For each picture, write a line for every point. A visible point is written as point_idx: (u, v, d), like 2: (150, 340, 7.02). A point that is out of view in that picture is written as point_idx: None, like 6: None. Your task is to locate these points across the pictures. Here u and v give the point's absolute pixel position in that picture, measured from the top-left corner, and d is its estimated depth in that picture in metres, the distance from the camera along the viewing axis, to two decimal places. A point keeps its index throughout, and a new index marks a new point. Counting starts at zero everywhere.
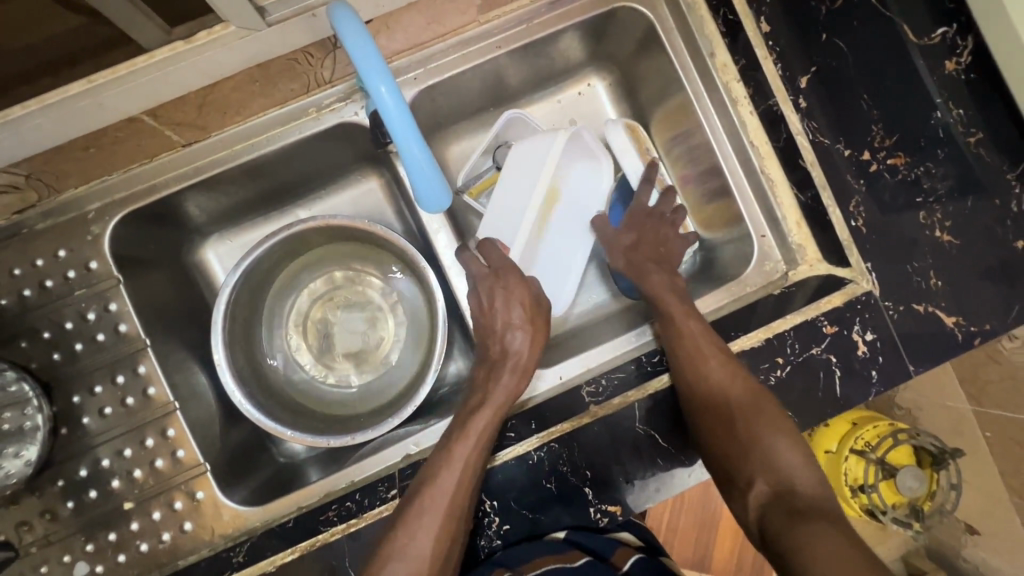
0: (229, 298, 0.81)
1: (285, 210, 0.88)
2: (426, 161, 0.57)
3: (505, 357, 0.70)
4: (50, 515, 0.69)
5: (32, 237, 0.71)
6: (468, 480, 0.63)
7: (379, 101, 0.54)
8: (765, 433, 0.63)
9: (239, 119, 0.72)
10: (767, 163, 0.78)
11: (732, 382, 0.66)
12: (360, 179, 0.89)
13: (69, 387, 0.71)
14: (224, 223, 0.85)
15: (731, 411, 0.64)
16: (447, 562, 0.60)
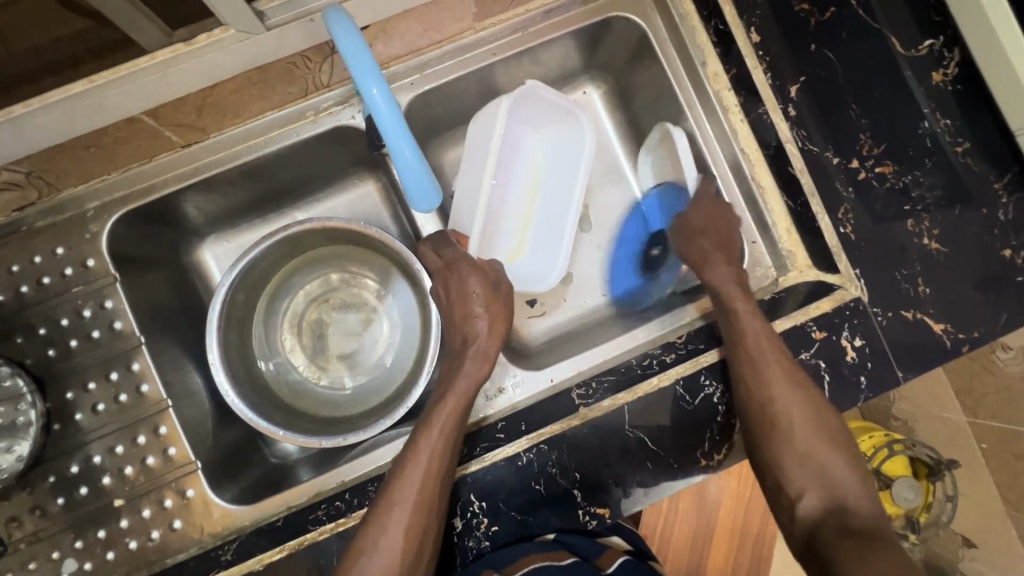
0: (224, 298, 0.82)
1: (282, 212, 0.89)
2: (416, 162, 0.58)
3: (472, 348, 0.70)
4: (40, 511, 0.69)
5: (30, 234, 0.72)
6: (438, 471, 0.63)
7: (371, 103, 0.55)
8: (819, 446, 0.64)
9: (238, 121, 0.73)
10: (758, 170, 0.79)
11: (791, 391, 0.65)
12: (357, 182, 0.90)
13: (63, 383, 0.72)
14: (222, 224, 0.86)
15: (788, 423, 0.64)
16: (420, 553, 0.61)
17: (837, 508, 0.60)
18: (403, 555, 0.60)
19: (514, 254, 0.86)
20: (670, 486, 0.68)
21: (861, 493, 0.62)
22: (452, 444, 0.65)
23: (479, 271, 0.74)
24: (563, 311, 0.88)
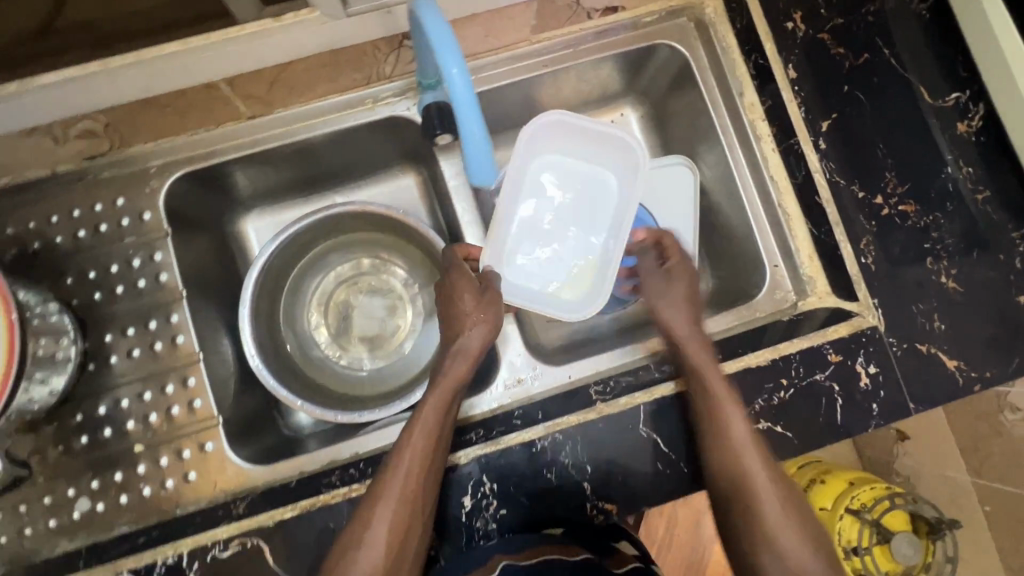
0: (263, 266, 0.86)
1: (326, 194, 0.94)
2: (482, 142, 0.61)
3: (456, 351, 0.70)
4: (64, 447, 0.71)
5: (92, 184, 0.76)
6: (424, 468, 0.64)
7: (450, 83, 0.58)
8: (794, 526, 0.61)
9: (301, 100, 0.78)
10: (785, 198, 0.82)
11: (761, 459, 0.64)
12: (399, 174, 0.95)
13: (104, 327, 0.75)
14: (266, 199, 0.90)
15: (758, 497, 0.62)
16: (405, 548, 0.61)
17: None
18: (386, 548, 0.61)
19: (562, 294, 0.79)
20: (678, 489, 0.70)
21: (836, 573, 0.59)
22: (437, 441, 0.66)
23: (471, 283, 0.73)
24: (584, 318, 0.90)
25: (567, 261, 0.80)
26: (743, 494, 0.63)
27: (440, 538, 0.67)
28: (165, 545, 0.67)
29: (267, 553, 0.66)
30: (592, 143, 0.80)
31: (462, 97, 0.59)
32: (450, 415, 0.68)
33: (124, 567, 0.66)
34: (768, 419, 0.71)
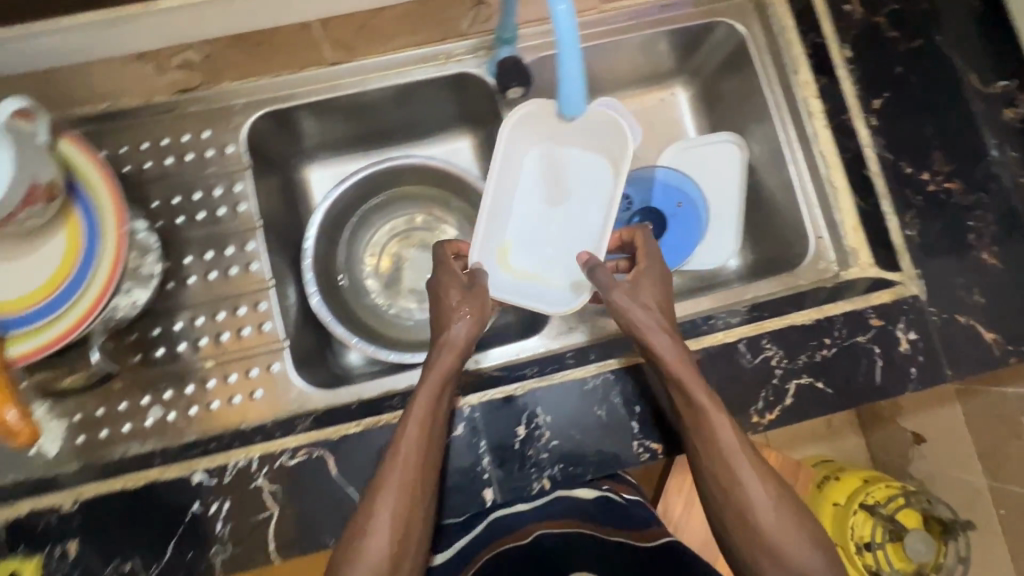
0: (325, 209, 0.92)
1: (387, 149, 0.98)
2: (580, 84, 0.56)
3: (447, 341, 0.69)
4: (142, 357, 0.76)
5: (180, 115, 0.81)
6: (421, 458, 0.63)
7: (555, 19, 0.51)
8: (792, 533, 0.61)
9: (381, 51, 0.83)
10: (833, 171, 0.85)
11: (752, 464, 0.64)
12: (458, 135, 0.99)
13: (183, 249, 0.79)
14: (332, 149, 0.95)
15: (753, 504, 0.62)
16: (410, 534, 0.60)
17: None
18: (390, 541, 0.59)
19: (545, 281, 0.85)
20: None
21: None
22: (431, 432, 0.65)
23: (457, 279, 0.74)
24: None
25: (558, 251, 0.86)
26: (737, 503, 0.63)
27: (493, 463, 0.70)
28: (236, 450, 0.69)
29: (331, 463, 0.68)
30: (574, 139, 0.84)
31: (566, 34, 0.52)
32: (443, 404, 0.66)
33: (198, 466, 0.67)
34: (811, 374, 0.74)
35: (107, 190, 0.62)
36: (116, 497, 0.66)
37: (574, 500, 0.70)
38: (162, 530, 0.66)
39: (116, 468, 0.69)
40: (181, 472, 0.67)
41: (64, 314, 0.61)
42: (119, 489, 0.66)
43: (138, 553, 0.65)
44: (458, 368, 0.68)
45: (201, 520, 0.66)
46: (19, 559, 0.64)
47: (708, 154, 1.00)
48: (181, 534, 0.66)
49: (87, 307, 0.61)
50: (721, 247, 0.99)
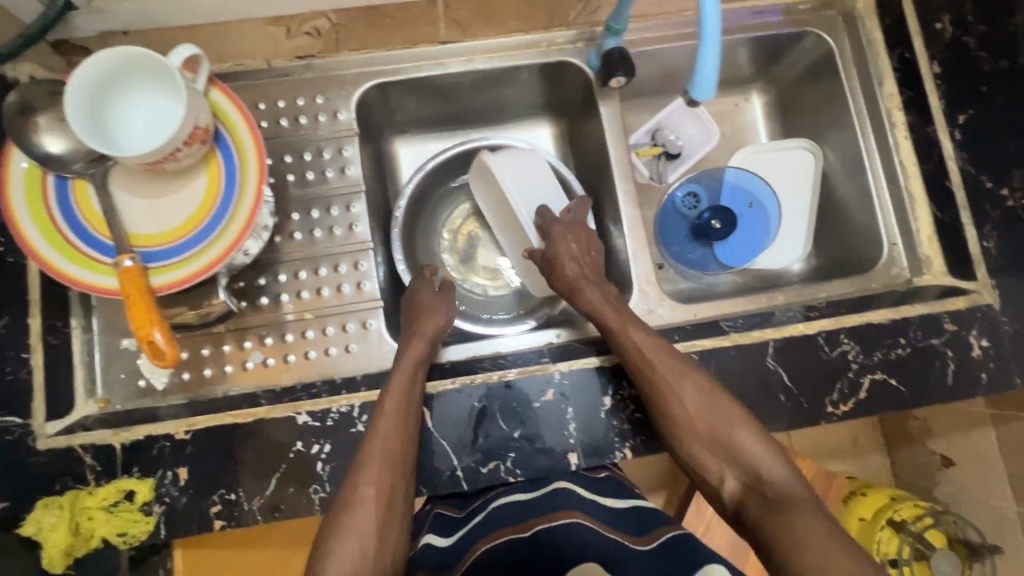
0: (416, 181, 0.96)
1: (473, 130, 1.02)
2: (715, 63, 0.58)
3: (415, 332, 0.74)
4: (248, 304, 0.80)
5: (297, 80, 0.84)
6: (399, 433, 0.66)
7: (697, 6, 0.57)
8: (724, 428, 0.67)
9: (490, 34, 0.87)
10: (912, 182, 0.88)
11: (677, 380, 0.70)
12: (540, 122, 1.03)
13: (290, 205, 0.83)
14: (422, 126, 0.99)
15: (686, 414, 0.69)
16: (395, 503, 0.63)
17: (756, 483, 0.64)
18: (377, 508, 0.62)
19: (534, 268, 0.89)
20: (797, 420, 0.76)
21: (781, 465, 0.64)
22: (406, 409, 0.68)
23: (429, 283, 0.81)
24: (706, 279, 1.03)
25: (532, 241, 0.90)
26: (674, 418, 0.69)
27: (578, 430, 0.73)
28: (338, 396, 0.72)
29: (427, 416, 0.72)
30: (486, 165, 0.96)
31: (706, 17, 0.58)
32: (416, 385, 0.70)
33: (304, 408, 0.71)
34: (884, 370, 0.77)
35: (251, 154, 0.66)
36: (226, 430, 0.70)
37: (574, 493, 0.71)
38: (266, 464, 0.69)
39: (223, 405, 0.73)
40: (287, 412, 0.70)
41: (189, 261, 0.64)
42: (229, 423, 0.70)
43: (243, 484, 0.68)
44: (430, 353, 0.73)
45: (304, 458, 0.70)
46: (134, 481, 0.67)
47: (782, 159, 1.03)
48: (284, 469, 0.69)
49: (212, 259, 0.65)
50: (785, 251, 1.02)
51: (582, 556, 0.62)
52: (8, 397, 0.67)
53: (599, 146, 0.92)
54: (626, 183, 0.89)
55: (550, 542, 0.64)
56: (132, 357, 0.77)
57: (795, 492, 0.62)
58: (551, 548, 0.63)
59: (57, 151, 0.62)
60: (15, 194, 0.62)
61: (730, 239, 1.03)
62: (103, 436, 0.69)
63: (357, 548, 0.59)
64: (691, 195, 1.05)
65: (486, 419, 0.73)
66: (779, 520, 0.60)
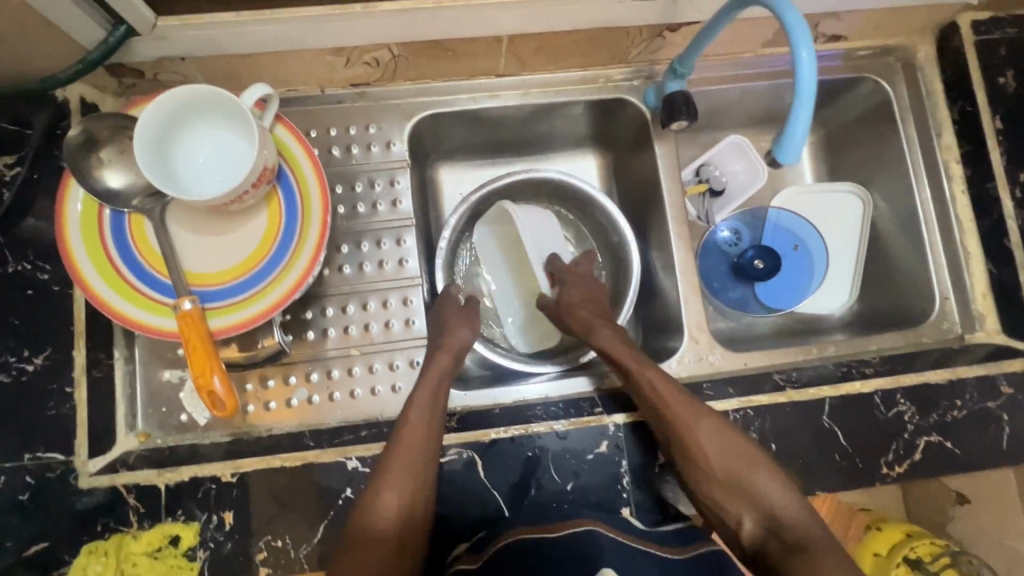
0: (462, 212, 0.90)
1: (515, 160, 0.99)
2: (805, 136, 0.57)
3: (443, 344, 0.75)
4: (296, 340, 0.78)
5: (349, 108, 0.83)
6: (425, 446, 0.66)
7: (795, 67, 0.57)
8: (743, 471, 0.66)
9: (546, 70, 0.85)
10: (967, 237, 0.87)
11: (693, 421, 0.69)
12: (583, 153, 0.99)
13: (340, 238, 0.81)
14: (465, 154, 0.95)
15: (702, 456, 0.67)
16: (416, 520, 0.63)
17: (775, 524, 0.63)
18: (395, 525, 0.62)
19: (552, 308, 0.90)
20: (851, 480, 0.75)
21: (799, 507, 0.64)
22: (431, 418, 0.68)
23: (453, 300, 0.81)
24: (753, 319, 1.00)
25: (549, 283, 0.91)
26: (691, 458, 0.68)
27: (633, 484, 0.72)
28: None
29: (479, 464, 0.71)
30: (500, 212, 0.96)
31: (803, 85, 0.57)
32: (440, 398, 0.70)
33: (353, 453, 0.69)
34: (940, 433, 0.76)
35: (317, 198, 0.65)
36: (273, 474, 0.68)
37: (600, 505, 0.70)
38: (314, 511, 0.67)
39: (269, 446, 0.71)
40: (337, 457, 0.69)
41: (243, 305, 0.63)
42: (276, 467, 0.68)
43: (290, 531, 0.67)
44: (454, 369, 0.74)
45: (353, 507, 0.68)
46: (179, 525, 0.66)
47: (831, 202, 1.01)
48: (332, 517, 0.67)
49: (267, 305, 0.64)
50: (830, 296, 1.00)
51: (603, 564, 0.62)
52: (52, 432, 0.66)
53: (649, 185, 0.90)
54: (679, 227, 0.87)
55: (571, 549, 0.63)
56: (176, 390, 0.76)
57: (811, 531, 0.61)
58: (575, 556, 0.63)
59: (118, 185, 0.61)
60: (71, 227, 0.61)
61: (776, 280, 1.01)
62: (148, 476, 0.67)
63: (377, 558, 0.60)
64: (734, 233, 1.03)
65: (539, 469, 0.71)
66: (797, 561, 0.59)
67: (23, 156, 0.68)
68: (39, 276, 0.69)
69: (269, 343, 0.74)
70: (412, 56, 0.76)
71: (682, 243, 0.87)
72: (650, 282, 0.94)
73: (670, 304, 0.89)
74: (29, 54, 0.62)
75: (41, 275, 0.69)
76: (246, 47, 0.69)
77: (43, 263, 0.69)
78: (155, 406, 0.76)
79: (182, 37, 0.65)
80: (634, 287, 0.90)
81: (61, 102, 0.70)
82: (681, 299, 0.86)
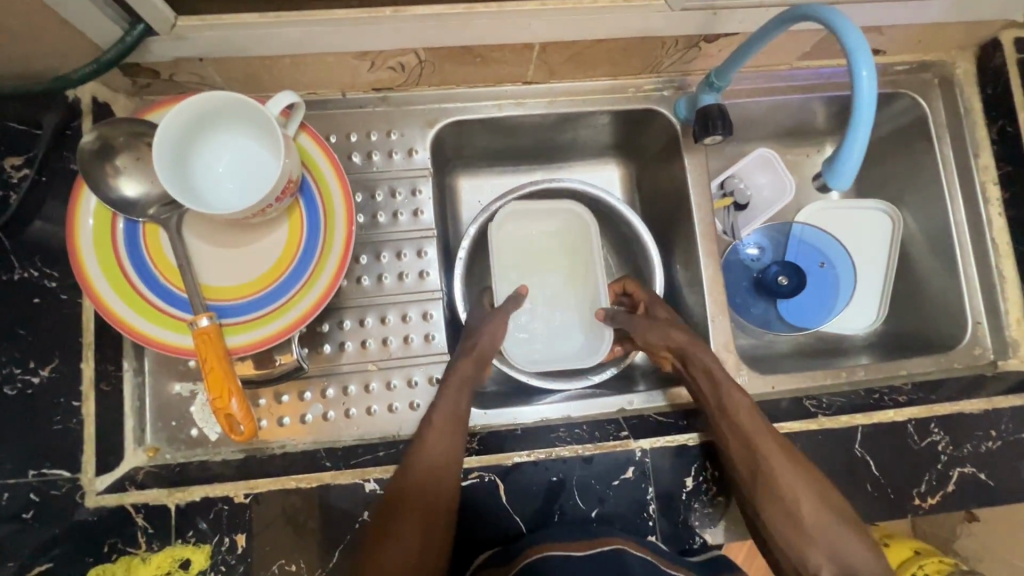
0: (482, 222, 0.87)
1: (536, 168, 0.96)
2: (858, 159, 0.56)
3: (467, 347, 0.75)
4: (313, 353, 0.76)
5: (371, 112, 0.80)
6: (446, 449, 0.66)
7: (854, 83, 0.55)
8: (837, 528, 0.64)
9: (575, 78, 0.82)
10: (1003, 261, 0.85)
11: (792, 468, 0.66)
12: (607, 163, 0.96)
13: (360, 248, 0.79)
14: (486, 162, 0.92)
15: (795, 506, 0.64)
16: (434, 526, 0.63)
17: None
18: (418, 530, 0.62)
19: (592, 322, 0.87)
20: (883, 511, 0.72)
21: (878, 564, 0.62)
22: (455, 421, 0.69)
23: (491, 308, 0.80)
24: (782, 337, 0.97)
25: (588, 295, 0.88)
26: (783, 506, 0.65)
27: (659, 511, 0.69)
28: None
29: (501, 489, 0.69)
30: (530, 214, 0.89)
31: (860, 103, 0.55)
32: (463, 401, 0.70)
33: (372, 475, 0.66)
34: (974, 464, 0.74)
35: (340, 210, 0.63)
36: (288, 495, 0.65)
37: (626, 522, 0.69)
38: (330, 535, 0.65)
39: (283, 465, 0.68)
40: (354, 479, 0.66)
41: (257, 324, 0.61)
42: (292, 488, 0.65)
43: (304, 556, 0.64)
44: (479, 371, 0.74)
45: None
46: (189, 548, 0.63)
47: (859, 219, 0.99)
48: (348, 541, 0.65)
49: (283, 325, 0.61)
50: (857, 316, 0.97)
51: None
52: (58, 448, 0.63)
53: (677, 199, 0.87)
54: (707, 243, 0.84)
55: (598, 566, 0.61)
56: (185, 404, 0.74)
57: None
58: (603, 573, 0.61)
59: (133, 194, 0.59)
60: (83, 236, 0.59)
61: (802, 297, 0.98)
62: (157, 496, 0.65)
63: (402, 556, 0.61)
64: (758, 249, 1.00)
65: (563, 495, 0.69)
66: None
67: (32, 157, 0.65)
68: (47, 284, 0.65)
69: (286, 359, 0.73)
70: (439, 61, 0.73)
71: (710, 259, 0.84)
72: (674, 298, 0.91)
73: (695, 322, 0.86)
74: (41, 49, 0.58)
75: (48, 282, 0.65)
76: (268, 49, 0.65)
77: (51, 270, 0.66)
78: (164, 420, 0.74)
79: (202, 37, 0.62)
80: None
81: (72, 102, 0.68)
82: (708, 317, 0.84)
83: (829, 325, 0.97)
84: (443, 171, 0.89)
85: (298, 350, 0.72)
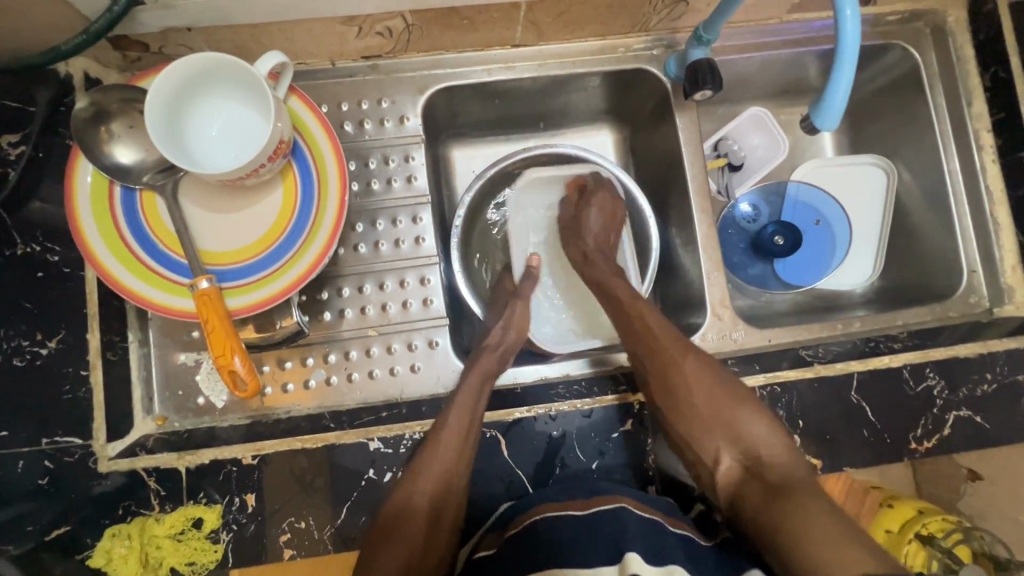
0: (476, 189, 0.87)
1: (526, 135, 0.95)
2: (843, 100, 0.60)
3: (489, 346, 0.76)
4: (315, 321, 0.78)
5: (361, 81, 0.80)
6: (461, 447, 0.65)
7: (839, 24, 0.57)
8: (724, 406, 0.65)
9: (563, 39, 0.82)
10: (998, 207, 0.85)
11: (683, 357, 0.68)
12: (598, 127, 0.96)
13: (356, 216, 0.80)
14: (475, 132, 0.92)
15: (687, 390, 0.67)
16: (446, 513, 0.64)
17: (757, 465, 0.61)
18: (425, 519, 0.62)
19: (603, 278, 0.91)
20: (880, 456, 0.73)
21: (783, 450, 0.62)
22: (472, 419, 0.67)
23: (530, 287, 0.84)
24: (782, 294, 0.97)
25: None
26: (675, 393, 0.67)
27: (657, 462, 0.71)
28: (411, 422, 0.70)
29: (503, 444, 0.70)
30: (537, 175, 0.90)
31: (845, 44, 0.58)
32: (485, 396, 0.70)
33: (375, 434, 0.68)
34: (969, 407, 0.75)
35: (334, 178, 0.65)
36: (295, 456, 0.67)
37: (631, 476, 0.70)
38: (336, 493, 0.66)
39: (288, 428, 0.70)
40: (358, 438, 0.68)
41: (257, 287, 0.63)
42: (298, 448, 0.67)
43: (312, 512, 0.66)
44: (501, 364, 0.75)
45: (375, 487, 0.67)
46: (201, 508, 0.65)
47: (852, 173, 0.99)
48: (355, 499, 0.66)
49: (281, 288, 0.63)
50: (853, 270, 0.97)
51: (625, 545, 0.60)
52: (68, 416, 0.65)
53: (670, 159, 0.87)
54: (702, 201, 0.84)
55: (596, 533, 0.62)
56: (191, 373, 0.75)
57: (791, 472, 0.60)
58: (604, 536, 0.61)
59: (128, 161, 0.61)
60: (81, 199, 0.61)
61: (800, 253, 0.98)
62: (167, 459, 0.66)
63: (405, 557, 0.60)
64: (753, 208, 0.99)
65: (564, 450, 0.70)
66: (782, 504, 0.56)
67: (27, 135, 0.66)
68: (50, 258, 0.67)
69: (287, 323, 0.74)
70: (425, 25, 0.74)
71: (705, 217, 0.84)
72: (670, 258, 0.91)
73: (692, 281, 0.87)
74: (31, 26, 0.59)
75: (50, 256, 0.67)
76: (255, 15, 0.66)
77: (52, 244, 0.67)
78: (171, 389, 0.75)
79: (189, 6, 0.62)
80: (655, 258, 0.87)
81: (64, 78, 0.68)
82: (703, 274, 0.84)
83: (832, 280, 0.97)
84: (435, 141, 0.89)
85: (299, 314, 0.74)
